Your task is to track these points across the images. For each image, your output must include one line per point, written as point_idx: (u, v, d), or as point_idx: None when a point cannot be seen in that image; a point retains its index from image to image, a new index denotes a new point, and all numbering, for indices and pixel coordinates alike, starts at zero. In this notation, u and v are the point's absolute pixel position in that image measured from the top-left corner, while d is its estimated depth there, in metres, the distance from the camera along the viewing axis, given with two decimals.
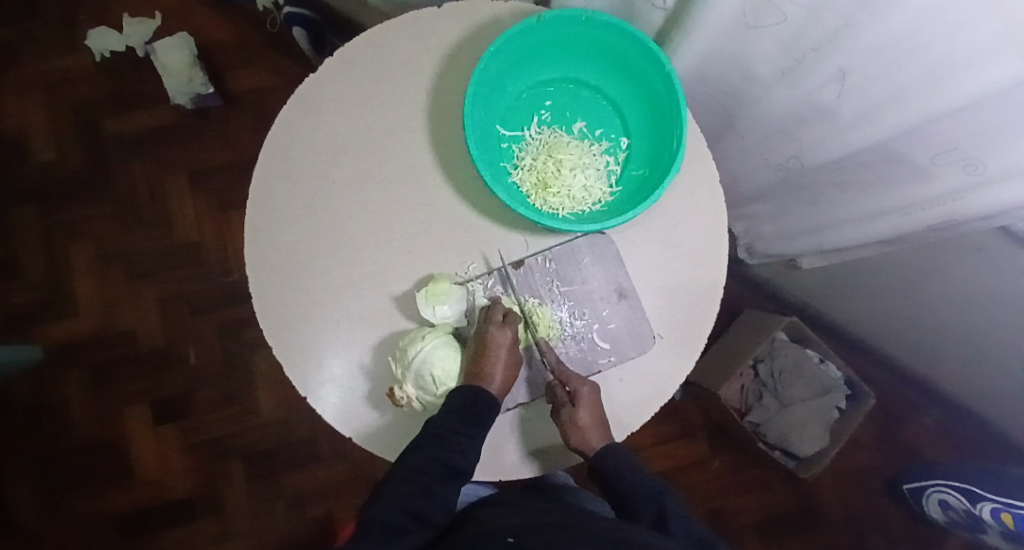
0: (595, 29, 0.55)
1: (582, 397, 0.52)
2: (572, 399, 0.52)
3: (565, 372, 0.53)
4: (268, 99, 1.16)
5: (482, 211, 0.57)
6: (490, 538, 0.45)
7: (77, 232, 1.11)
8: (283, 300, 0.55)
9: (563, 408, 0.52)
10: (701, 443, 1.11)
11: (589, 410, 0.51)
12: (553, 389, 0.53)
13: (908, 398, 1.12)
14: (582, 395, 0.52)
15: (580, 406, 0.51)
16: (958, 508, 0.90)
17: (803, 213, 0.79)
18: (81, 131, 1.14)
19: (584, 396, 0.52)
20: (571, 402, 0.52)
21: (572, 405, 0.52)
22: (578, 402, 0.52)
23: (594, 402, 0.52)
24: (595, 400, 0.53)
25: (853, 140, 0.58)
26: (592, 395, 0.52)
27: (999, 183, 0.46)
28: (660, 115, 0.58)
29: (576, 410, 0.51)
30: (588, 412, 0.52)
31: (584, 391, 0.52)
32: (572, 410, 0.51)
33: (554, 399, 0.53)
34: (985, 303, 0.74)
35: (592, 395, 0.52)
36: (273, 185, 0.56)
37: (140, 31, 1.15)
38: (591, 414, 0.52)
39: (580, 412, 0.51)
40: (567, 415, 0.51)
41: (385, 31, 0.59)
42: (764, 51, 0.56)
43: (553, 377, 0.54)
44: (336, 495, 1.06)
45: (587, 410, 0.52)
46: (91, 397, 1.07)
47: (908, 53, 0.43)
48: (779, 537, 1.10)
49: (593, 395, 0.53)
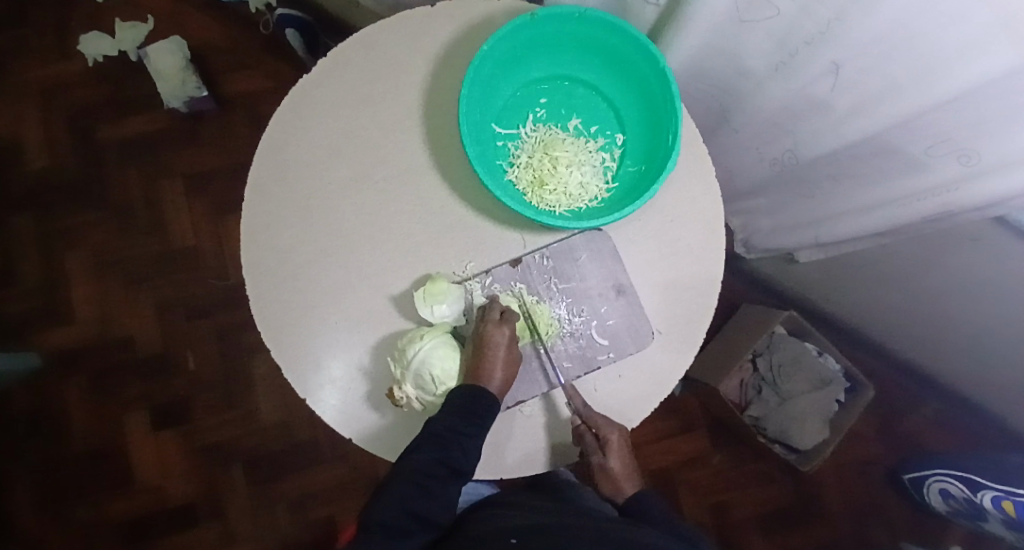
0: (589, 26, 0.55)
1: (613, 447, 0.53)
2: (602, 448, 0.53)
3: (593, 419, 0.53)
4: (261, 102, 1.15)
5: (479, 210, 0.57)
6: (492, 539, 0.44)
7: (71, 238, 1.10)
8: (280, 302, 0.54)
9: (594, 456, 0.54)
10: (702, 437, 1.11)
11: (619, 457, 0.53)
12: (580, 432, 0.54)
13: (906, 390, 1.13)
14: (613, 444, 0.53)
15: (610, 454, 0.53)
16: (958, 497, 0.91)
17: (799, 207, 0.79)
18: (73, 136, 1.13)
19: (614, 444, 0.53)
20: (601, 450, 0.53)
21: (602, 453, 0.53)
22: (609, 451, 0.53)
23: (623, 447, 0.54)
24: (624, 443, 0.54)
25: (846, 132, 0.59)
26: (621, 439, 0.53)
27: (993, 173, 0.47)
28: (655, 112, 0.58)
29: (607, 460, 0.53)
30: (618, 457, 0.54)
31: (614, 438, 0.53)
32: (603, 458, 0.53)
33: (583, 444, 0.54)
34: (982, 293, 0.74)
35: (621, 439, 0.53)
36: (268, 187, 0.56)
37: (132, 35, 1.14)
38: (620, 458, 0.54)
39: (610, 459, 0.53)
40: (598, 461, 0.54)
41: (378, 31, 0.59)
42: (758, 46, 0.56)
43: (580, 422, 0.53)
44: (338, 497, 1.05)
45: (617, 457, 0.53)
46: (89, 404, 1.06)
47: (900, 46, 0.43)
48: (781, 530, 1.10)
49: (621, 439, 0.54)
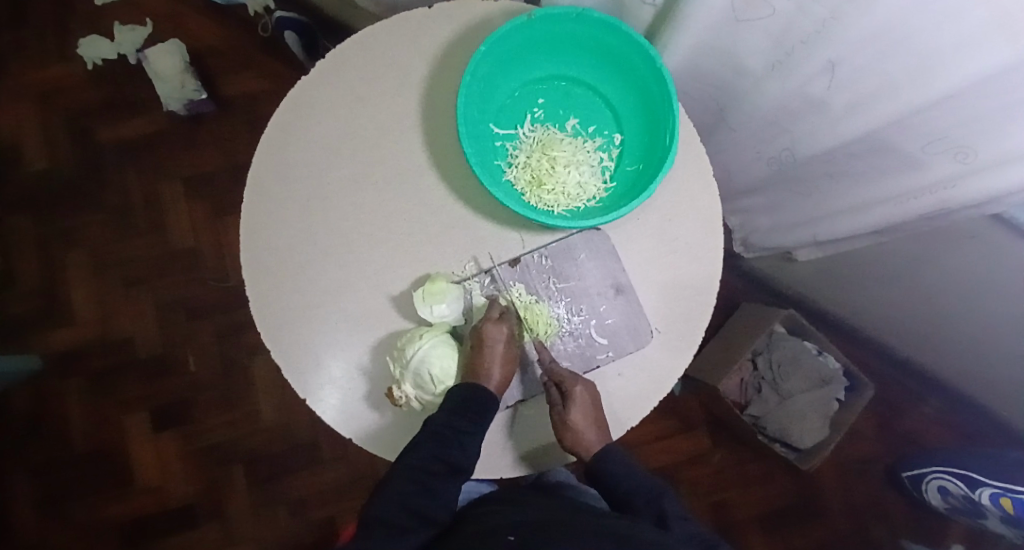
0: (587, 25, 0.55)
1: (575, 396, 0.51)
2: (564, 398, 0.52)
3: (558, 372, 0.53)
4: (261, 104, 1.16)
5: (479, 211, 0.57)
6: (491, 536, 0.44)
7: (71, 240, 1.10)
8: (280, 302, 0.55)
9: (556, 408, 0.52)
10: (702, 437, 1.11)
11: (582, 410, 0.51)
12: (548, 389, 0.54)
13: (906, 388, 1.13)
14: (575, 395, 0.51)
15: (570, 405, 0.51)
16: (956, 493, 0.91)
17: (798, 205, 0.80)
18: (73, 138, 1.14)
19: (576, 394, 0.51)
20: (563, 403, 0.52)
21: (564, 404, 0.52)
22: (571, 402, 0.51)
23: (587, 401, 0.52)
24: (588, 398, 0.52)
25: (843, 131, 0.59)
26: (586, 394, 0.52)
27: (991, 171, 0.47)
28: (653, 111, 0.59)
29: (567, 410, 0.51)
30: (581, 412, 0.51)
31: (576, 388, 0.52)
32: (563, 409, 0.52)
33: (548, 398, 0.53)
34: (979, 290, 0.74)
35: (585, 393, 0.52)
36: (268, 188, 0.56)
37: (131, 38, 1.15)
38: (584, 413, 0.51)
39: (571, 411, 0.51)
40: (559, 416, 0.52)
41: (377, 32, 0.59)
42: (754, 44, 0.56)
43: (547, 377, 0.54)
44: (339, 499, 1.05)
45: (579, 410, 0.51)
46: (91, 406, 1.06)
47: (897, 43, 0.44)
48: (781, 530, 1.10)
49: (586, 393, 0.52)
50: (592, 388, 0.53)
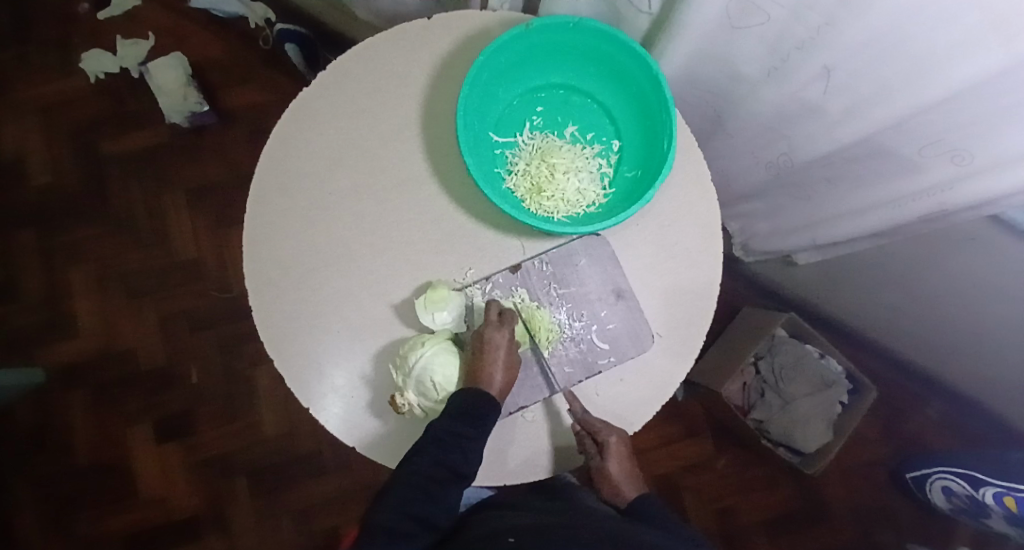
0: (584, 35, 0.56)
1: (610, 450, 0.53)
2: (601, 451, 0.53)
3: (591, 423, 0.53)
4: (262, 116, 1.17)
5: (479, 218, 0.57)
6: (491, 538, 0.45)
7: (75, 252, 1.11)
8: (283, 311, 0.55)
9: (593, 459, 0.54)
10: (706, 442, 1.11)
11: (617, 461, 0.53)
12: (581, 438, 0.54)
13: (910, 391, 1.12)
14: (612, 447, 0.53)
15: (609, 457, 0.53)
16: (961, 494, 0.91)
17: (796, 210, 0.80)
18: (77, 151, 1.15)
19: (613, 447, 0.53)
20: (600, 454, 0.53)
21: (601, 457, 0.53)
22: (607, 454, 0.53)
23: (622, 450, 0.54)
24: (623, 447, 0.54)
25: (840, 135, 0.59)
26: (620, 443, 0.53)
27: (988, 172, 0.47)
28: (651, 117, 0.59)
29: (604, 463, 0.53)
30: (617, 461, 0.54)
31: (613, 441, 0.53)
32: (602, 461, 0.53)
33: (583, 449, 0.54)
34: (979, 291, 0.74)
35: (621, 443, 0.54)
36: (270, 199, 0.57)
37: (134, 52, 1.16)
38: (620, 462, 0.54)
39: (609, 463, 0.53)
40: (596, 466, 0.54)
41: (376, 43, 0.60)
42: (750, 51, 0.57)
43: (580, 427, 0.54)
44: (342, 507, 1.05)
45: (615, 460, 0.53)
46: (94, 418, 1.06)
47: (890, 48, 0.44)
48: (787, 535, 1.10)
49: (620, 443, 0.54)
50: (625, 434, 0.55)
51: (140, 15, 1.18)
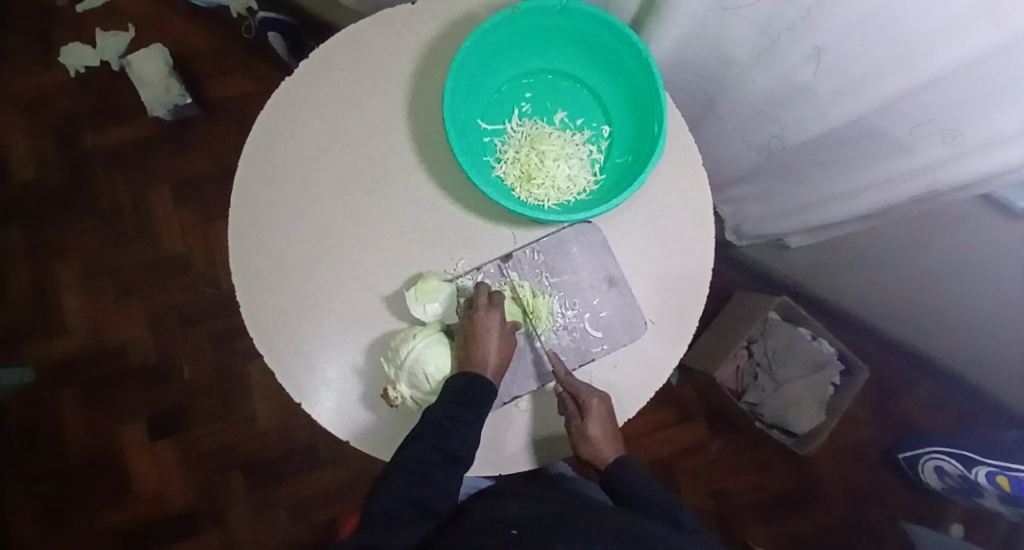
0: (572, 18, 0.55)
1: (592, 411, 0.52)
2: (582, 411, 0.52)
3: (575, 385, 0.52)
4: (247, 107, 1.15)
5: (468, 207, 0.57)
6: (493, 528, 0.44)
7: (60, 250, 1.09)
8: (272, 305, 0.54)
9: (574, 421, 0.52)
10: (700, 426, 1.12)
11: (599, 425, 0.52)
12: (563, 400, 0.53)
13: (902, 371, 1.13)
14: (593, 408, 0.52)
15: (589, 419, 0.52)
16: (953, 473, 0.92)
17: (788, 193, 0.80)
18: (59, 146, 1.12)
19: (594, 408, 0.52)
20: (581, 415, 0.52)
21: (581, 418, 0.52)
22: (589, 416, 0.52)
23: (603, 413, 0.52)
24: (605, 411, 0.52)
25: (831, 117, 0.59)
26: (602, 406, 0.52)
27: (980, 152, 0.47)
28: (641, 101, 0.58)
29: (585, 424, 0.51)
30: (599, 425, 0.52)
31: (594, 402, 0.52)
32: (582, 423, 0.52)
33: (565, 411, 0.53)
34: (971, 270, 0.75)
35: (603, 406, 0.52)
36: (256, 192, 0.56)
37: (114, 44, 1.13)
38: (602, 426, 0.52)
39: (590, 425, 0.52)
40: (577, 428, 0.52)
41: (361, 30, 0.59)
42: (739, 33, 0.56)
43: (562, 389, 0.53)
44: (339, 500, 1.05)
45: (598, 424, 0.52)
46: (87, 417, 1.05)
47: (880, 28, 0.44)
48: (781, 515, 1.11)
49: (602, 405, 0.53)
50: (607, 399, 0.54)
51: (119, 6, 1.15)
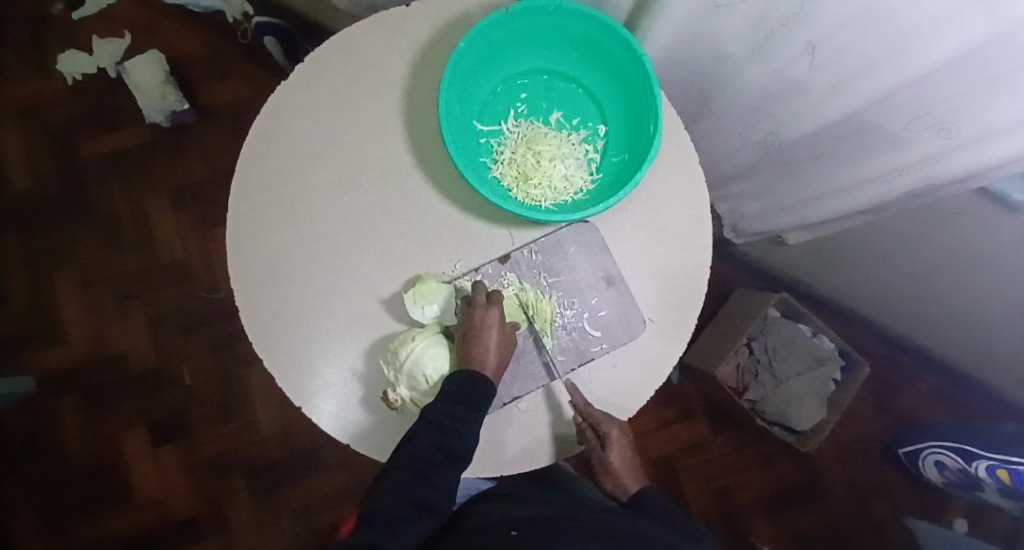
0: (565, 18, 0.55)
1: (612, 441, 0.54)
2: (603, 443, 0.54)
3: (594, 416, 0.53)
4: (244, 112, 1.15)
5: (465, 209, 0.57)
6: (494, 529, 0.44)
7: (59, 257, 1.09)
8: (271, 309, 0.54)
9: (595, 451, 0.55)
10: (702, 423, 1.12)
11: (619, 452, 0.55)
12: (582, 430, 0.54)
13: (903, 366, 1.13)
14: (613, 438, 0.54)
15: (610, 448, 0.55)
16: (953, 468, 0.92)
17: (785, 189, 0.80)
18: (56, 154, 1.13)
19: (614, 439, 0.54)
20: (602, 445, 0.55)
21: (602, 448, 0.55)
22: (609, 445, 0.55)
23: (623, 440, 0.55)
24: (624, 437, 0.55)
25: (826, 112, 0.59)
26: (621, 434, 0.55)
27: (977, 144, 0.47)
28: (636, 100, 0.58)
29: (606, 454, 0.54)
30: (618, 451, 0.55)
31: (614, 433, 0.54)
32: (603, 452, 0.55)
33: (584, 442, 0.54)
34: (969, 264, 0.74)
35: (621, 434, 0.55)
36: (253, 196, 0.56)
37: (110, 51, 1.13)
38: (621, 453, 0.56)
39: (611, 454, 0.55)
40: (598, 456, 0.55)
41: (354, 33, 0.59)
42: (733, 30, 0.56)
43: (581, 419, 0.54)
44: (342, 503, 1.05)
45: (617, 451, 0.55)
46: (88, 424, 1.05)
47: (874, 22, 0.43)
48: (784, 512, 1.11)
49: (620, 433, 0.55)
50: (624, 424, 0.56)
51: (114, 12, 1.15)
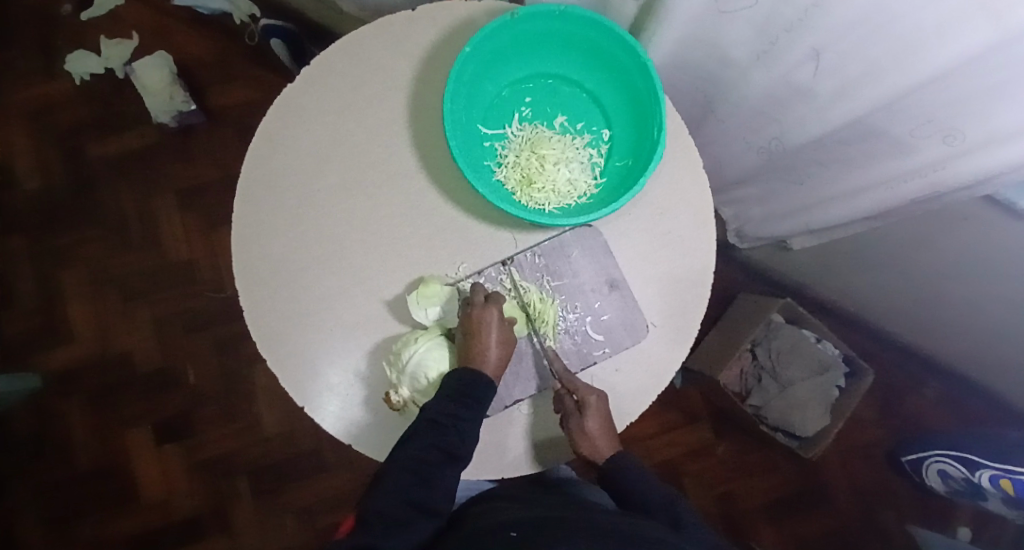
0: (571, 22, 0.55)
1: (589, 407, 0.52)
2: (580, 409, 0.52)
3: (573, 381, 0.53)
4: (251, 114, 1.15)
5: (470, 212, 0.57)
6: (493, 531, 0.44)
7: (66, 257, 1.10)
8: (276, 310, 0.54)
9: (572, 418, 0.53)
10: (704, 428, 1.12)
11: (597, 420, 0.52)
12: (561, 397, 0.53)
13: (907, 372, 1.13)
14: (590, 405, 0.52)
15: (588, 416, 0.52)
16: (957, 476, 0.91)
17: (790, 194, 0.79)
18: (65, 155, 1.13)
19: (592, 405, 0.52)
20: (580, 412, 0.52)
21: (579, 415, 0.52)
22: (586, 412, 0.52)
23: (602, 410, 0.53)
24: (603, 408, 0.53)
25: (831, 118, 0.59)
26: (600, 403, 0.52)
27: (982, 150, 0.47)
28: (640, 104, 0.58)
29: (582, 420, 0.52)
30: (596, 421, 0.52)
31: (591, 399, 0.52)
32: (580, 419, 0.52)
33: (563, 408, 0.53)
34: (975, 270, 0.74)
35: (600, 403, 0.52)
36: (258, 198, 0.56)
37: (118, 52, 1.14)
38: (599, 423, 0.52)
39: (588, 421, 0.52)
40: (575, 424, 0.52)
41: (360, 37, 0.59)
42: (737, 35, 0.56)
43: (560, 385, 0.54)
44: (343, 504, 1.06)
45: (595, 419, 0.52)
46: (93, 423, 1.06)
47: (879, 28, 0.43)
48: (788, 518, 1.10)
49: (600, 403, 0.53)
50: (605, 397, 0.53)
51: (123, 16, 1.16)
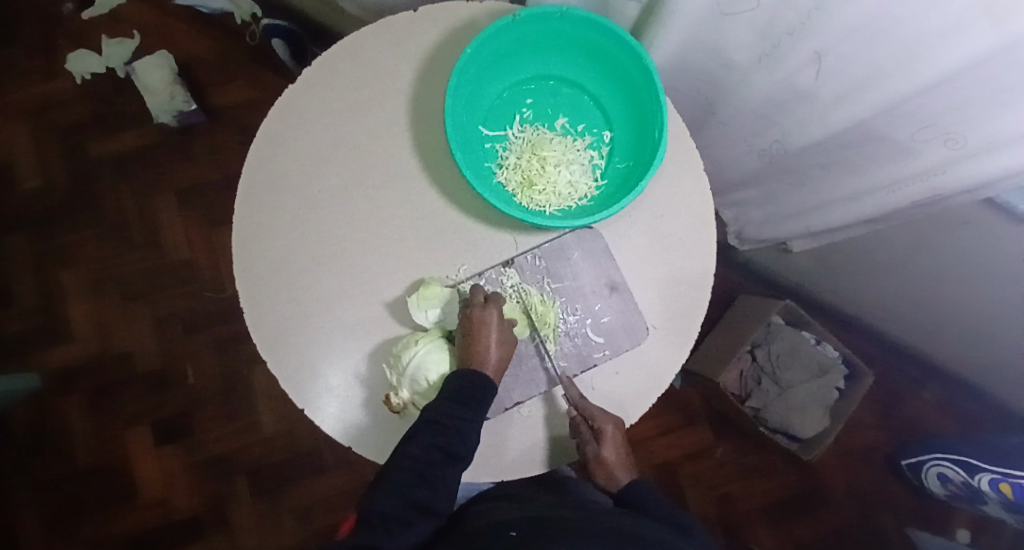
0: (573, 25, 0.55)
1: (607, 437, 0.52)
2: (597, 437, 0.52)
3: (589, 409, 0.53)
4: (251, 114, 1.15)
5: (470, 214, 0.57)
6: (493, 531, 0.44)
7: (66, 256, 1.10)
8: (275, 311, 0.54)
9: (588, 446, 0.53)
10: (704, 429, 1.12)
11: (613, 449, 0.53)
12: (577, 424, 0.53)
13: (907, 374, 1.13)
14: (608, 435, 0.52)
15: (604, 445, 0.53)
16: (956, 480, 0.91)
17: (790, 197, 0.79)
18: (65, 153, 1.13)
19: (609, 435, 0.52)
20: (596, 441, 0.53)
21: (596, 443, 0.53)
22: (603, 441, 0.52)
23: (618, 438, 0.53)
24: (618, 434, 0.53)
25: (833, 121, 0.59)
26: (616, 431, 0.53)
27: (982, 155, 0.47)
28: (642, 106, 0.58)
29: (600, 450, 0.52)
30: (612, 448, 0.53)
31: (609, 428, 0.52)
32: (597, 448, 0.53)
33: (579, 436, 0.53)
34: (975, 274, 0.74)
35: (616, 431, 0.53)
36: (259, 198, 0.56)
37: (119, 52, 1.14)
38: (615, 450, 0.54)
39: (605, 450, 0.53)
40: (592, 452, 0.53)
41: (362, 38, 0.59)
42: (739, 38, 0.56)
43: (576, 412, 0.53)
44: (342, 505, 1.06)
45: (611, 447, 0.53)
46: (93, 422, 1.06)
47: (881, 32, 0.43)
48: (786, 520, 1.10)
49: (616, 431, 0.53)
50: (620, 423, 0.54)
51: (125, 14, 1.16)
